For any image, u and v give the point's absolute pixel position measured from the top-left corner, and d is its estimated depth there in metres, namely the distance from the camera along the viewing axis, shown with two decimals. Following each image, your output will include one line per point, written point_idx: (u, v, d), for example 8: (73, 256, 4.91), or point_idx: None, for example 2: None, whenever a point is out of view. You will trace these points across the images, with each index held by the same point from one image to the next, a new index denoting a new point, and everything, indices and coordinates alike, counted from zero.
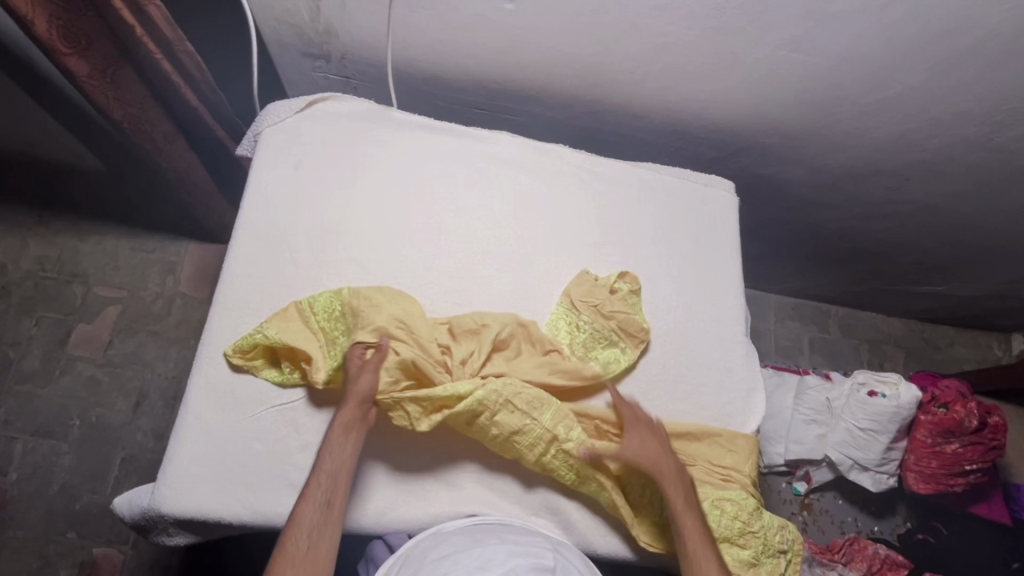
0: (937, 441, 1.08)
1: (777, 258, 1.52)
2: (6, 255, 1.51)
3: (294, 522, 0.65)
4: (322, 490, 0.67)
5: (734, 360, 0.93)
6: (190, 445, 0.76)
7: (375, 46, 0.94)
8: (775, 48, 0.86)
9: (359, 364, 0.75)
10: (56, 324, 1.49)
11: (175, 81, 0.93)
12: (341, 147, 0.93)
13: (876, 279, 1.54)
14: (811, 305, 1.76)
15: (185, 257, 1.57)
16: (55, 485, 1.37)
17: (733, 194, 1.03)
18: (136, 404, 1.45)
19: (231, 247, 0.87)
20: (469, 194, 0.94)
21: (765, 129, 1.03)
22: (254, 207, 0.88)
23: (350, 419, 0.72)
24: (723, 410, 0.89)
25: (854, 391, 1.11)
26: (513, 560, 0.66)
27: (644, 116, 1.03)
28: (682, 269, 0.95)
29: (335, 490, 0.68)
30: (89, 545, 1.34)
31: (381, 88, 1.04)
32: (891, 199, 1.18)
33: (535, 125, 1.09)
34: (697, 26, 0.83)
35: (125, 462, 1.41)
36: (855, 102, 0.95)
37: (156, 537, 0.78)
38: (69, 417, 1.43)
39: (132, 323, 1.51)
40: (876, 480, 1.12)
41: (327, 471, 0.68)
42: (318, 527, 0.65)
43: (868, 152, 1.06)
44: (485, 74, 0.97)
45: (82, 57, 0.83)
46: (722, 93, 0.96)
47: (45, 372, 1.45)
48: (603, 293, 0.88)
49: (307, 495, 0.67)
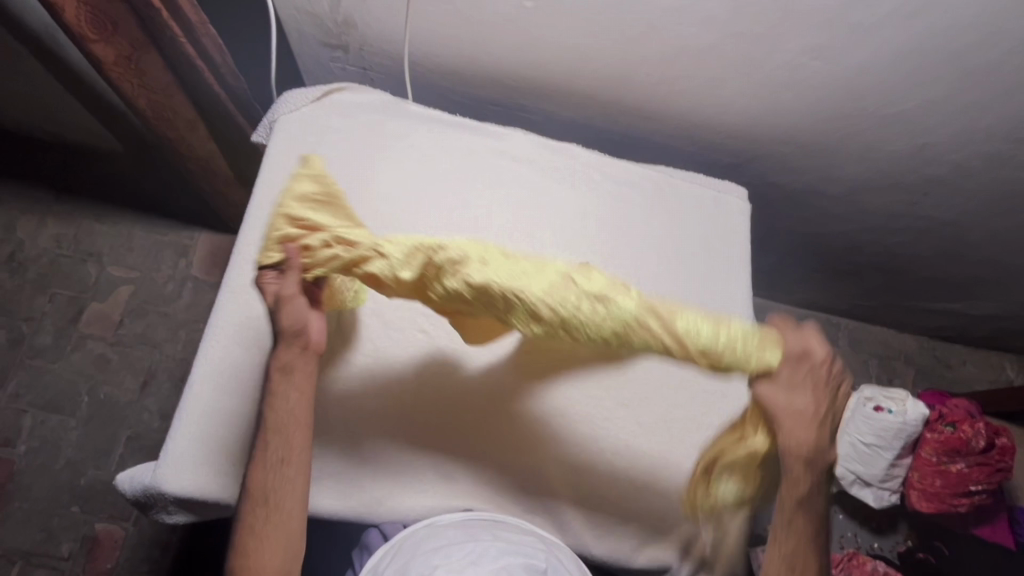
0: (942, 460, 1.06)
1: (789, 268, 1.51)
2: (24, 232, 1.54)
3: (254, 477, 0.68)
4: (279, 447, 0.69)
5: (737, 369, 0.92)
6: (192, 425, 0.77)
7: (392, 38, 0.94)
8: (796, 55, 0.85)
9: (277, 285, 0.70)
10: (70, 301, 1.52)
11: (198, 65, 0.92)
12: (355, 138, 0.94)
13: (888, 294, 1.52)
14: (822, 317, 1.75)
15: (198, 241, 1.59)
16: (61, 459, 1.39)
17: (746, 201, 1.02)
18: (144, 383, 1.47)
19: (242, 233, 0.87)
20: (479, 189, 0.94)
21: (781, 136, 1.02)
22: (266, 194, 0.89)
23: (288, 359, 0.71)
24: (724, 416, 0.89)
25: (861, 406, 1.08)
26: (505, 559, 0.67)
27: (659, 119, 1.02)
28: (690, 275, 0.95)
29: (288, 446, 0.69)
30: (92, 520, 1.36)
31: (397, 80, 1.04)
32: (907, 213, 1.16)
33: (550, 123, 1.08)
34: (716, 31, 0.83)
35: (130, 440, 1.43)
36: (874, 113, 0.93)
37: (156, 514, 0.79)
38: (78, 393, 1.45)
39: (144, 304, 1.54)
40: (878, 496, 1.11)
41: (277, 424, 0.69)
42: (277, 485, 0.68)
43: (885, 165, 1.04)
44: (501, 70, 0.96)
45: (109, 44, 0.83)
46: (739, 99, 0.95)
47: (56, 348, 1.48)
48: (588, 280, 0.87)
49: (260, 450, 0.69)
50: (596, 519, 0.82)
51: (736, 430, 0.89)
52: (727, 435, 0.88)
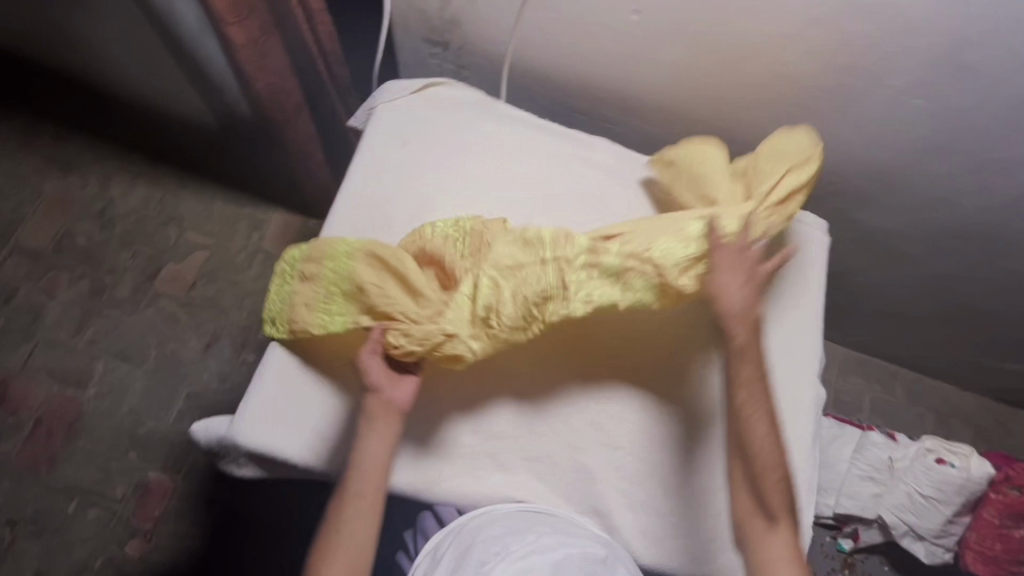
0: (1005, 523, 1.03)
1: (851, 310, 1.48)
2: (117, 190, 1.64)
3: (332, 516, 0.74)
4: (349, 492, 0.74)
5: (803, 400, 0.90)
6: (270, 385, 0.81)
7: (494, 40, 0.98)
8: (897, 90, 0.85)
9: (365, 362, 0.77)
10: (149, 259, 1.61)
11: (311, 49, 1.02)
12: (447, 131, 0.97)
13: (955, 348, 1.47)
14: (878, 364, 1.70)
15: (273, 217, 1.67)
16: (125, 406, 1.47)
17: (826, 233, 1.01)
18: (208, 345, 1.54)
19: (335, 210, 0.92)
20: (560, 192, 0.96)
21: (868, 173, 1.01)
22: (360, 176, 0.94)
23: (372, 413, 0.76)
24: (783, 446, 0.88)
25: (920, 457, 1.06)
26: (563, 551, 0.69)
27: (744, 143, 1.03)
28: (764, 299, 0.93)
29: (360, 490, 0.74)
30: (146, 468, 1.43)
31: (490, 82, 1.08)
32: (989, 265, 1.13)
33: (632, 138, 1.10)
34: (817, 59, 0.84)
35: (189, 397, 1.49)
36: (970, 158, 0.92)
37: (226, 465, 0.83)
38: (147, 346, 1.53)
39: (216, 270, 1.61)
40: (930, 551, 1.08)
41: (356, 469, 0.75)
42: (347, 525, 0.73)
43: (975, 212, 1.02)
44: (593, 81, 0.99)
45: (243, 28, 0.90)
46: (830, 130, 0.95)
47: (133, 302, 1.56)
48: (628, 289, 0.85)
49: (340, 491, 0.75)
50: (646, 529, 0.82)
51: (797, 457, 0.87)
52: (787, 464, 0.87)
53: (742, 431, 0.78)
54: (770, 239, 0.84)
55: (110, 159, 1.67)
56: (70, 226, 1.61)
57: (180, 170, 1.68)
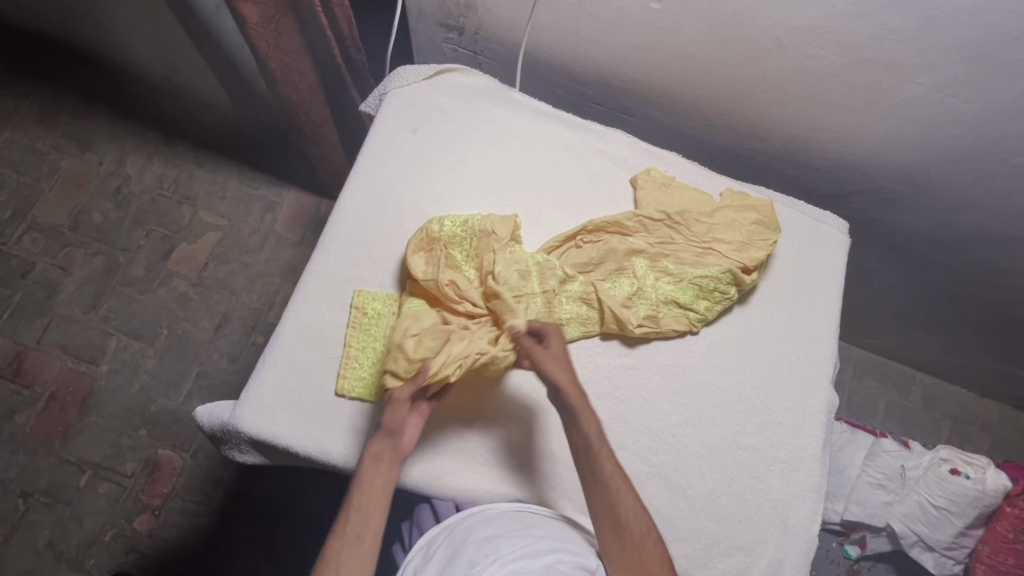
0: (1019, 538, 0.99)
1: (870, 313, 1.44)
2: (133, 168, 1.65)
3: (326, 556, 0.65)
4: (353, 525, 0.67)
5: (814, 406, 0.88)
6: (275, 373, 0.81)
7: (511, 27, 0.95)
8: (930, 89, 0.81)
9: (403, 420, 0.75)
10: (163, 238, 1.61)
11: (327, 34, 1.00)
12: (458, 119, 0.95)
13: (977, 354, 1.43)
14: (895, 368, 1.66)
15: (285, 200, 1.66)
16: (137, 383, 1.49)
17: (846, 234, 0.98)
18: (218, 326, 1.55)
19: (343, 196, 0.91)
20: (573, 185, 0.94)
21: (895, 173, 0.97)
22: (369, 163, 0.92)
23: (378, 449, 0.73)
24: (792, 454, 0.85)
25: (934, 466, 1.04)
26: (554, 556, 0.68)
27: (765, 139, 1.00)
28: (776, 301, 0.91)
29: (365, 526, 0.67)
30: (156, 445, 1.45)
31: (505, 69, 1.06)
32: (1018, 272, 1.09)
33: (650, 131, 1.07)
34: (848, 53, 0.80)
35: (199, 377, 1.51)
36: (1005, 161, 0.87)
37: (228, 450, 0.84)
38: (159, 325, 1.54)
39: (228, 251, 1.61)
40: (939, 563, 1.05)
41: (356, 502, 0.69)
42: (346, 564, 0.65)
43: (1006, 217, 0.98)
44: (611, 71, 0.96)
45: (255, 4, 0.90)
46: (857, 128, 0.91)
47: (146, 280, 1.57)
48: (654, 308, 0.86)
49: (336, 533, 0.67)
50: None
51: (805, 463, 0.85)
52: (795, 471, 0.85)
53: (609, 504, 0.73)
54: (730, 235, 0.89)
55: (126, 136, 1.67)
56: (86, 203, 1.62)
57: (195, 149, 1.67)
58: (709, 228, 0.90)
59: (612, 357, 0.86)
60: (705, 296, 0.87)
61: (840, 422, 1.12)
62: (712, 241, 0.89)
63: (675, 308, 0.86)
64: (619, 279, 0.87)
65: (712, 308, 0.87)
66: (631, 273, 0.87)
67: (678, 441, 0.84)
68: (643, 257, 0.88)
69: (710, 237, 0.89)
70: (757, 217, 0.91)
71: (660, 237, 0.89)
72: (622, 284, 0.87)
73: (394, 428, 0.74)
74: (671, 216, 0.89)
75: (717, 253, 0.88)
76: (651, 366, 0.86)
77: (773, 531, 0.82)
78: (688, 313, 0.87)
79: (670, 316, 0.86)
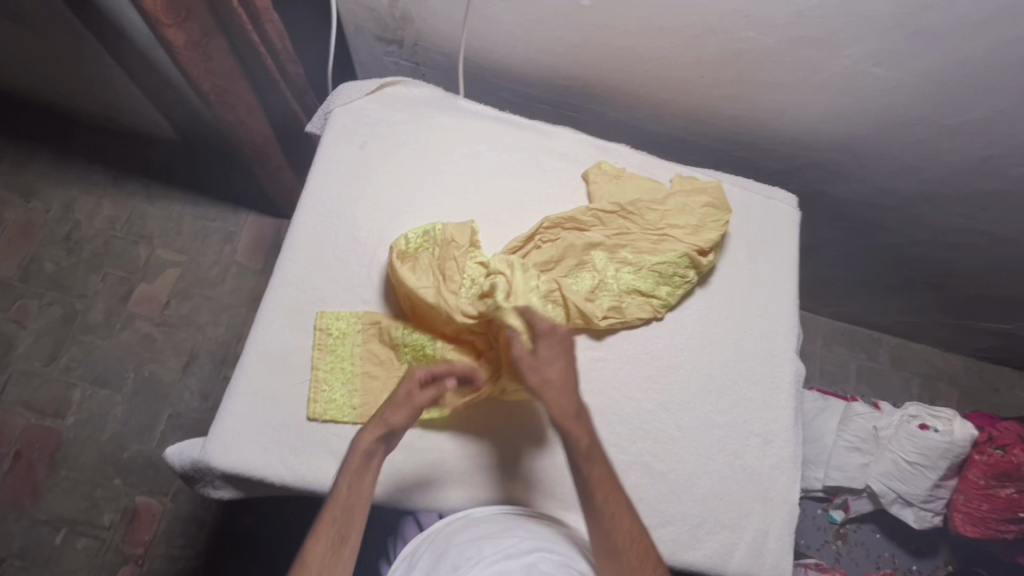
0: (991, 484, 1.02)
1: (831, 281, 1.48)
2: (82, 212, 1.61)
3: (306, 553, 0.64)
4: (339, 524, 0.66)
5: (781, 377, 0.90)
6: (242, 404, 0.80)
7: (448, 35, 0.96)
8: (857, 61, 0.83)
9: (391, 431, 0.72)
10: (120, 281, 1.57)
11: (261, 51, 0.99)
12: (405, 131, 0.96)
13: (935, 311, 1.48)
14: (862, 332, 1.71)
15: (244, 228, 1.64)
16: (107, 432, 1.45)
17: (796, 208, 1.00)
18: (187, 363, 1.52)
19: (295, 218, 0.90)
20: (526, 186, 0.94)
21: (835, 144, 1.00)
22: (319, 183, 0.91)
23: (371, 448, 0.71)
24: (767, 426, 0.87)
25: (904, 423, 1.07)
26: (537, 556, 0.66)
27: (708, 122, 1.02)
28: (736, 279, 0.93)
29: (349, 527, 0.67)
30: (133, 493, 1.41)
31: (448, 77, 1.06)
32: (962, 227, 1.13)
33: (597, 124, 1.09)
34: (776, 33, 0.82)
35: (171, 418, 1.47)
36: (935, 123, 0.91)
37: (202, 488, 0.82)
38: (125, 369, 1.50)
39: (189, 287, 1.58)
40: (919, 517, 1.08)
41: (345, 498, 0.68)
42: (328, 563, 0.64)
43: (943, 177, 1.01)
44: (552, 69, 0.97)
45: (181, 29, 0.89)
46: (793, 104, 0.94)
47: (107, 325, 1.53)
48: (616, 298, 0.87)
49: (319, 529, 0.66)
50: None
51: (779, 434, 0.87)
52: (771, 443, 0.86)
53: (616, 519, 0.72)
54: (682, 218, 0.91)
55: (72, 180, 1.63)
56: (35, 252, 1.57)
57: (146, 187, 1.63)
58: (664, 213, 0.91)
59: (581, 350, 0.87)
60: (664, 281, 0.88)
61: (811, 390, 1.14)
62: (667, 227, 0.90)
63: (636, 296, 0.88)
64: (581, 274, 0.88)
65: (672, 292, 0.89)
66: (592, 267, 0.88)
67: (655, 427, 0.84)
68: (602, 249, 0.89)
69: (664, 223, 0.90)
70: (709, 198, 0.93)
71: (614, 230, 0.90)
72: (585, 279, 0.87)
73: (395, 426, 0.72)
74: (624, 206, 0.90)
75: (675, 239, 0.89)
76: (620, 356, 0.87)
77: (755, 504, 0.84)
78: (650, 300, 0.88)
79: (632, 305, 0.88)
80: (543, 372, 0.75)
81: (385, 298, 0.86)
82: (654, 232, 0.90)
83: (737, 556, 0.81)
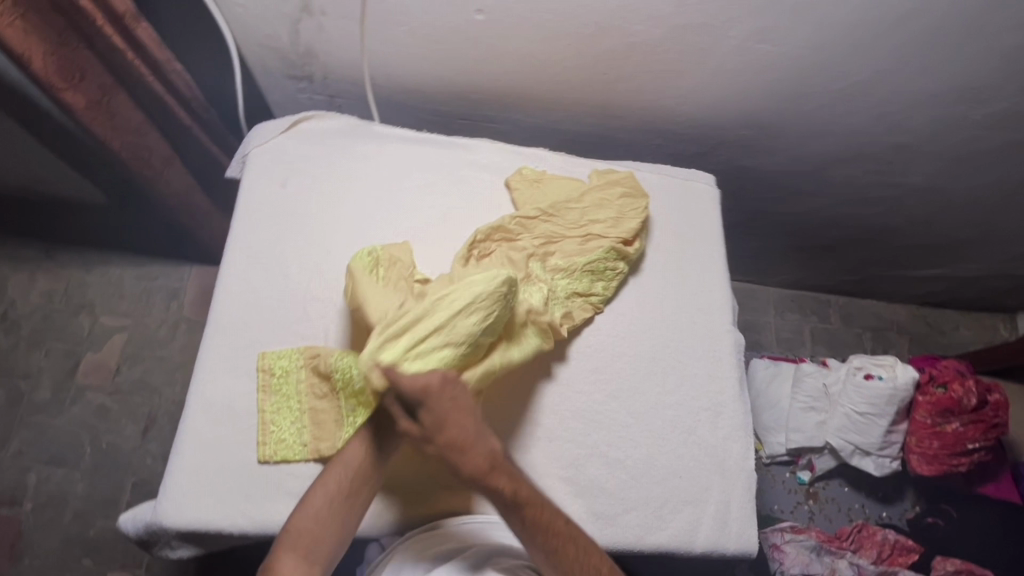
0: (937, 421, 1.07)
1: (770, 252, 1.53)
2: (16, 290, 1.56)
3: None
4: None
5: (722, 350, 0.93)
6: (189, 458, 0.78)
7: (354, 65, 0.98)
8: (742, 39, 0.88)
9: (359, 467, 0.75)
10: (65, 354, 1.53)
11: (168, 100, 0.99)
12: (325, 164, 0.96)
13: (871, 265, 1.54)
14: (810, 296, 1.77)
15: (188, 282, 1.61)
16: (69, 512, 1.40)
17: (714, 187, 1.04)
18: (146, 428, 1.48)
19: (223, 264, 0.89)
20: (451, 201, 0.96)
21: (742, 121, 1.05)
22: (244, 226, 0.91)
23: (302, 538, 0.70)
24: (714, 399, 0.90)
25: (851, 376, 1.11)
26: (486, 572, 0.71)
27: (621, 116, 1.05)
28: (666, 262, 0.96)
29: None
30: (105, 571, 1.36)
31: (363, 105, 1.08)
32: (876, 183, 1.19)
33: (517, 131, 1.11)
34: (663, 24, 0.86)
35: (136, 487, 1.43)
36: (827, 89, 0.96)
37: (160, 550, 0.80)
38: (81, 445, 1.45)
39: (139, 350, 1.55)
40: (878, 464, 1.12)
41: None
42: None
43: (847, 137, 1.07)
44: (462, 85, 1.00)
45: (78, 91, 0.89)
46: (695, 88, 0.98)
47: (56, 402, 1.48)
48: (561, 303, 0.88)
49: None
50: (597, 514, 0.81)
51: (726, 404, 0.90)
52: (720, 414, 0.89)
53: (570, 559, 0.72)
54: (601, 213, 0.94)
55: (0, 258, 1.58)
56: None
57: (80, 254, 1.59)
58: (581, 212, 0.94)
59: None
60: (596, 275, 0.90)
61: (761, 359, 1.21)
62: (590, 223, 0.93)
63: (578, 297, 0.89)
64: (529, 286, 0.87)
65: (607, 284, 0.91)
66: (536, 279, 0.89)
67: (606, 417, 0.86)
68: (536, 260, 0.90)
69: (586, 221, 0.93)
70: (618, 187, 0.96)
71: (541, 243, 0.91)
72: (534, 291, 0.87)
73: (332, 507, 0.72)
74: (545, 210, 0.92)
75: (597, 235, 0.92)
76: (564, 353, 0.88)
77: (714, 476, 0.86)
78: (588, 299, 0.90)
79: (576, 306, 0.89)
80: (448, 433, 0.70)
81: (324, 330, 0.86)
82: (580, 233, 0.92)
83: (702, 529, 0.83)
